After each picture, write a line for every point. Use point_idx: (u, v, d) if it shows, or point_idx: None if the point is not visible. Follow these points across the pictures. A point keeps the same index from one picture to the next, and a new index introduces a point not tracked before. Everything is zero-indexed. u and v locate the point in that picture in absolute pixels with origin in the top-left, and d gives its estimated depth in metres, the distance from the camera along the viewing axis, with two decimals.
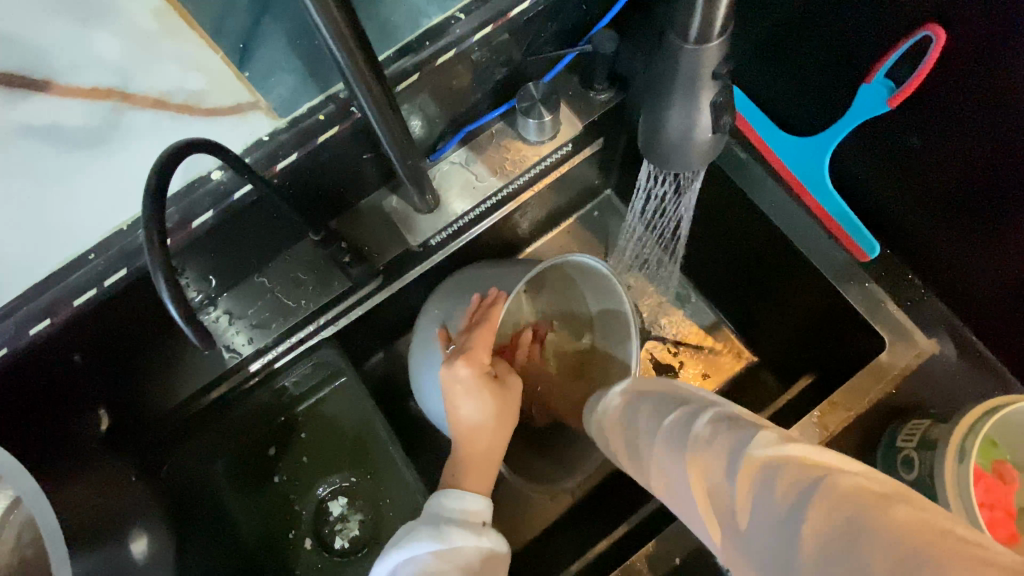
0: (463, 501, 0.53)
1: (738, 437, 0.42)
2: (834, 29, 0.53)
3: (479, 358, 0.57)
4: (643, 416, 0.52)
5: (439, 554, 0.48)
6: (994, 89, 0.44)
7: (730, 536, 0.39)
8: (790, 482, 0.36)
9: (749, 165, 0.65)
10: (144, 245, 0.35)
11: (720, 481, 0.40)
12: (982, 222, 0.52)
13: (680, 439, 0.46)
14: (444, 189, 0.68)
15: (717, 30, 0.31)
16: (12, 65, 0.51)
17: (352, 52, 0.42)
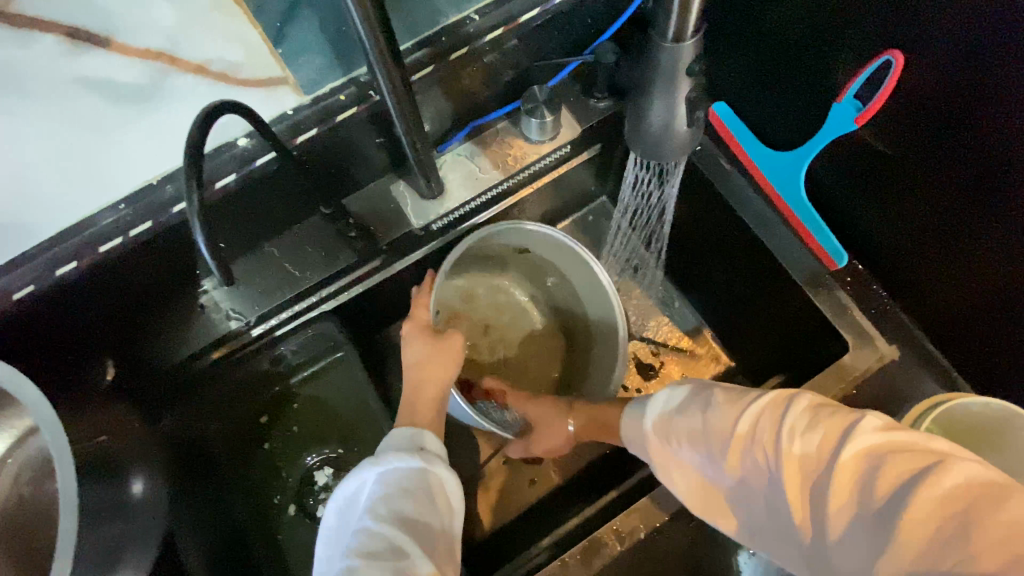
0: (398, 431, 0.53)
1: (840, 424, 0.41)
2: (812, 54, 0.58)
3: (421, 316, 0.65)
4: (719, 397, 0.49)
5: (384, 484, 0.48)
6: (952, 111, 0.50)
7: (817, 534, 0.39)
8: (899, 474, 0.36)
9: (731, 174, 0.70)
10: (183, 190, 0.40)
11: (817, 476, 0.40)
12: (944, 235, 0.57)
13: (771, 428, 0.44)
14: (448, 178, 0.72)
15: (690, 30, 0.36)
16: (82, 23, 0.56)
17: (378, 37, 0.47)
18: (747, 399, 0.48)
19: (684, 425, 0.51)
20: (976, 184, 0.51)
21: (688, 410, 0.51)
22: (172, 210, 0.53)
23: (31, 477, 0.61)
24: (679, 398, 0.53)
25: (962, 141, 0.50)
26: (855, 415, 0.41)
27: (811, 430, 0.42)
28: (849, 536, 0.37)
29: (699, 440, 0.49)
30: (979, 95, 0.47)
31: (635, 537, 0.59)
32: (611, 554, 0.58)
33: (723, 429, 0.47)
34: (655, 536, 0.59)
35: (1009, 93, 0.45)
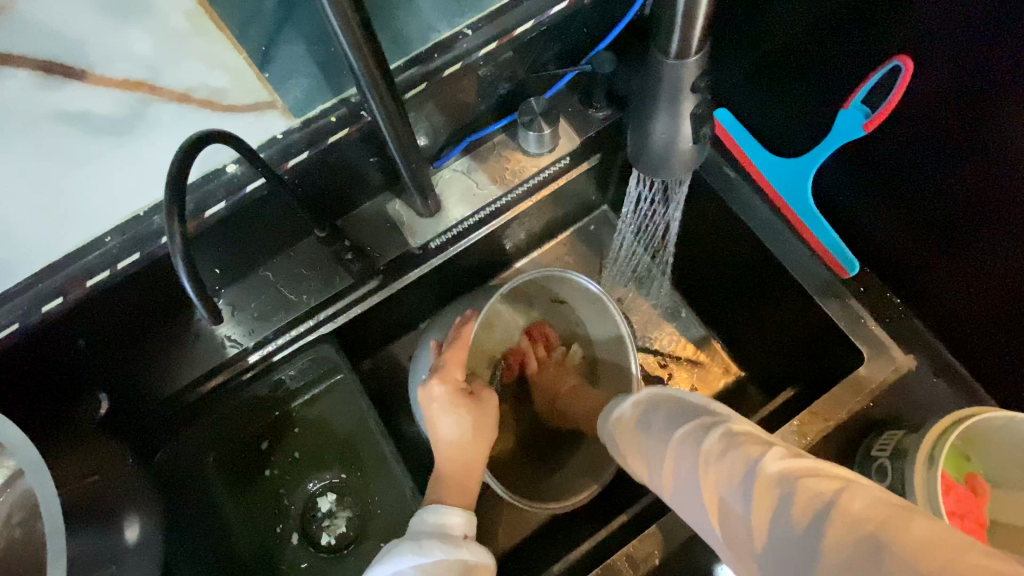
0: (442, 516, 0.55)
1: (751, 449, 0.43)
2: (818, 58, 0.56)
3: (452, 376, 0.64)
4: (657, 419, 0.53)
5: (423, 569, 0.51)
6: (966, 115, 0.47)
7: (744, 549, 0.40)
8: (808, 505, 0.36)
9: (736, 183, 0.69)
10: (167, 227, 0.38)
11: (734, 496, 0.41)
12: (962, 242, 0.54)
13: (693, 454, 0.46)
14: (445, 195, 0.71)
15: (694, 45, 0.34)
16: (53, 54, 0.52)
17: (364, 54, 0.46)
18: (680, 426, 0.50)
19: (639, 437, 0.54)
20: (997, 191, 0.49)
21: (641, 425, 0.54)
22: (158, 242, 0.52)
23: (23, 518, 0.59)
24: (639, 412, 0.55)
25: (967, 148, 0.49)
26: (763, 446, 0.43)
27: (730, 456, 0.43)
28: (764, 561, 0.38)
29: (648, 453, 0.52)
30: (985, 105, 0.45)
31: (649, 564, 0.57)
32: None
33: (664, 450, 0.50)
34: (670, 561, 0.57)
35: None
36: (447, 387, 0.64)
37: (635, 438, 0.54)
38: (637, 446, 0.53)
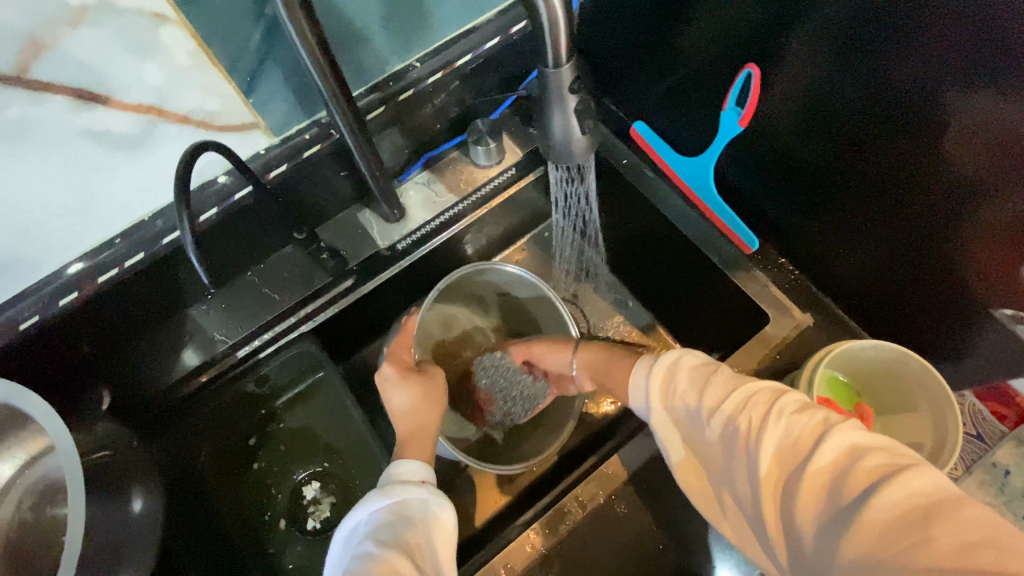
0: (399, 468, 0.63)
1: (817, 429, 0.48)
2: (701, 74, 0.69)
3: (399, 358, 0.75)
4: (711, 380, 0.56)
5: (388, 508, 0.59)
6: (806, 109, 0.60)
7: (784, 509, 0.47)
8: (862, 483, 0.43)
9: (655, 180, 0.82)
10: (178, 219, 0.51)
11: (800, 467, 0.47)
12: (832, 211, 0.66)
13: (759, 423, 0.50)
14: (409, 203, 0.82)
15: (564, 55, 0.46)
16: (76, 82, 0.50)
17: (330, 81, 0.57)
18: (738, 391, 0.54)
19: (686, 388, 0.57)
20: (846, 165, 0.61)
21: (691, 379, 0.58)
22: (162, 242, 0.63)
23: (34, 502, 0.66)
24: (687, 367, 0.59)
25: (814, 134, 0.61)
26: (831, 424, 0.48)
27: (800, 428, 0.49)
28: (809, 528, 0.45)
29: (693, 407, 0.56)
30: (894, 115, 0.53)
31: (595, 503, 0.65)
32: (574, 521, 0.64)
33: (713, 405, 0.54)
34: (612, 499, 0.65)
35: (848, 86, 0.54)
36: (396, 367, 0.74)
37: (682, 390, 0.58)
38: (683, 399, 0.57)
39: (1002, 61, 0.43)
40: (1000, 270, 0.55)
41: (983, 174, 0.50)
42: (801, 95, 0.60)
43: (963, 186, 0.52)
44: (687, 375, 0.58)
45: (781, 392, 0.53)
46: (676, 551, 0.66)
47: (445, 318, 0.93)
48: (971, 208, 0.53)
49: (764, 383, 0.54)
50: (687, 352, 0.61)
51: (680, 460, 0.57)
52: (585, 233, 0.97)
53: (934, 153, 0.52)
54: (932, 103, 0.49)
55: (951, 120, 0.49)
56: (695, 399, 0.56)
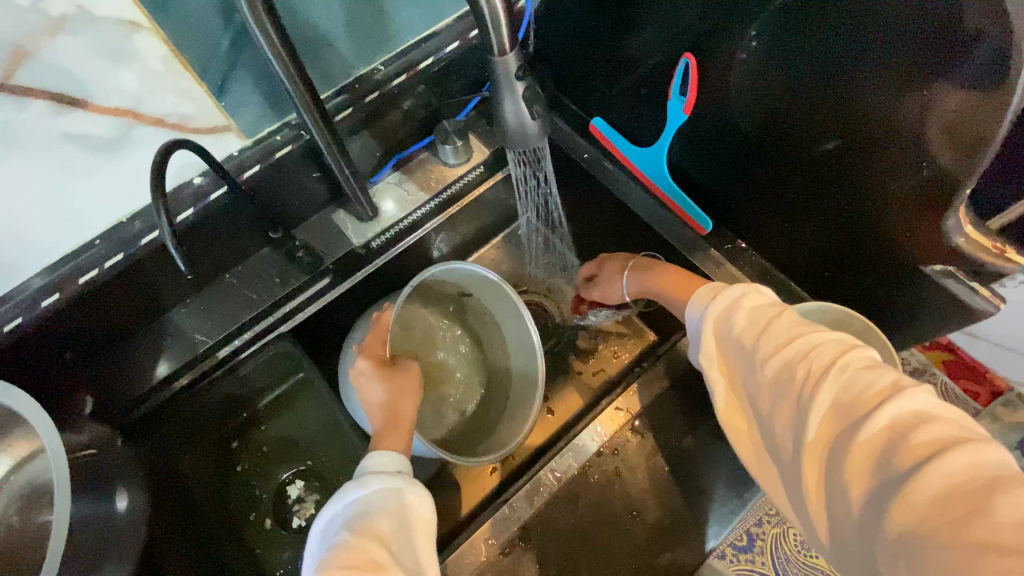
0: (375, 460, 0.64)
1: (879, 393, 0.46)
2: (647, 68, 0.74)
3: (374, 351, 0.75)
4: (777, 329, 0.54)
5: (363, 498, 0.59)
6: (736, 91, 0.66)
7: (827, 469, 0.46)
8: (923, 452, 0.41)
9: (615, 173, 0.87)
10: (156, 215, 0.53)
11: (853, 430, 0.45)
12: (772, 187, 0.71)
13: (819, 378, 0.49)
14: (381, 203, 0.85)
15: (507, 44, 0.50)
16: (56, 87, 0.53)
17: (298, 85, 0.61)
18: (804, 346, 0.51)
19: (745, 329, 0.56)
20: (785, 139, 0.64)
21: (750, 320, 0.57)
22: (141, 242, 0.66)
23: (21, 507, 0.66)
24: (747, 306, 0.58)
25: (750, 112, 0.66)
26: (899, 390, 0.45)
27: (862, 385, 0.47)
28: (848, 491, 0.44)
29: (750, 351, 0.55)
30: (849, 89, 0.55)
31: (569, 474, 0.71)
32: (550, 491, 0.70)
33: (771, 350, 0.53)
34: (586, 470, 0.71)
35: (781, 63, 0.59)
36: (372, 361, 0.74)
37: (738, 334, 0.57)
38: (741, 341, 0.56)
39: (922, 26, 0.46)
40: (921, 236, 0.58)
41: (928, 156, 0.52)
42: (767, 74, 0.61)
43: (909, 165, 0.54)
44: (748, 315, 0.57)
45: (852, 345, 0.51)
46: (649, 518, 0.70)
47: (404, 319, 0.95)
48: (901, 172, 0.55)
49: (833, 335, 0.52)
50: (749, 291, 0.60)
51: (729, 409, 0.57)
52: (547, 219, 1.03)
53: (886, 127, 0.54)
54: (894, 79, 0.51)
55: (885, 86, 0.52)
56: (754, 343, 0.55)
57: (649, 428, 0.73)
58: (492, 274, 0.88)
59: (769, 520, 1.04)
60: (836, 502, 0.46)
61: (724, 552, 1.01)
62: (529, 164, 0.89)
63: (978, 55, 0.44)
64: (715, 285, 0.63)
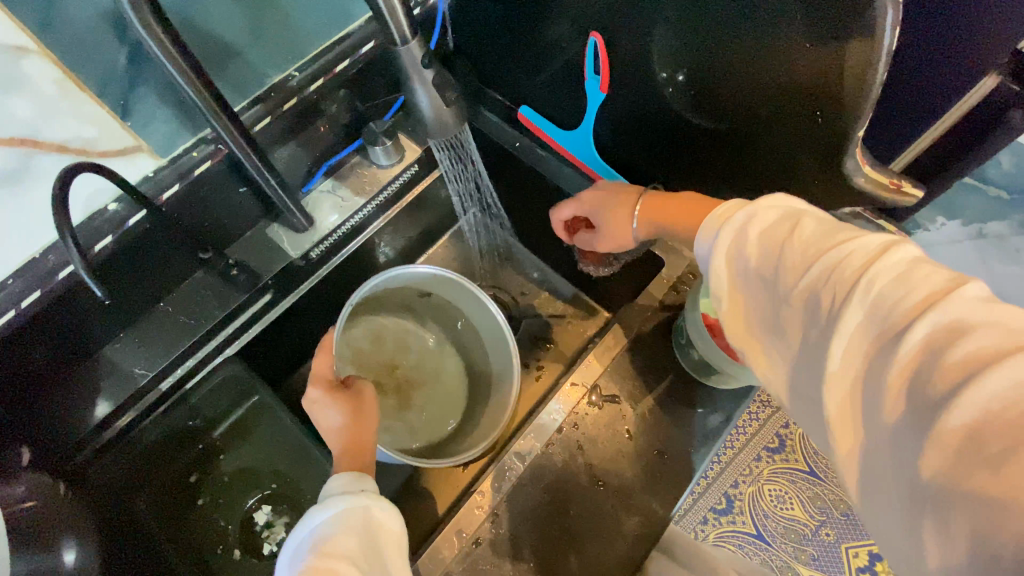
0: (334, 479, 0.59)
1: (903, 308, 0.37)
2: (558, 52, 0.75)
3: (323, 376, 0.73)
4: (790, 246, 0.45)
5: (326, 521, 0.54)
6: (637, 68, 0.67)
7: (856, 416, 0.38)
8: (958, 374, 0.32)
9: (547, 158, 0.90)
10: (67, 245, 0.50)
11: (876, 363, 0.37)
12: (690, 154, 0.73)
13: (833, 299, 0.40)
14: (317, 210, 0.84)
15: (408, 33, 0.52)
16: None
17: (209, 99, 0.59)
18: (819, 262, 0.42)
19: (757, 253, 0.48)
20: (695, 106, 0.66)
21: (762, 241, 0.48)
22: (59, 276, 0.62)
23: None
24: (757, 225, 0.49)
25: (653, 87, 0.68)
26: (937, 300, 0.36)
27: (893, 298, 0.37)
28: (875, 441, 0.36)
29: (767, 275, 0.46)
30: (740, 51, 0.56)
31: (533, 454, 0.73)
32: (516, 476, 0.71)
33: (785, 275, 0.44)
34: (548, 448, 0.73)
35: (673, 37, 0.61)
36: (322, 389, 0.71)
37: (749, 259, 0.48)
38: (754, 269, 0.47)
39: None
40: (829, 182, 0.62)
41: (818, 105, 0.55)
42: (659, 48, 0.63)
43: (803, 116, 0.57)
44: (759, 235, 0.48)
45: (887, 247, 0.40)
46: (615, 485, 0.72)
47: (371, 329, 0.97)
48: (812, 123, 0.57)
49: (863, 239, 0.42)
50: (759, 207, 0.51)
51: (755, 358, 0.48)
52: (484, 208, 1.05)
53: (789, 82, 0.55)
54: (786, 34, 0.52)
55: (780, 44, 0.53)
56: (772, 267, 0.46)
57: (606, 398, 0.75)
58: (432, 269, 0.86)
59: (744, 479, 1.07)
60: (867, 463, 0.37)
61: (705, 517, 1.05)
62: (454, 149, 0.90)
63: (866, 22, 0.46)
64: (727, 208, 0.54)
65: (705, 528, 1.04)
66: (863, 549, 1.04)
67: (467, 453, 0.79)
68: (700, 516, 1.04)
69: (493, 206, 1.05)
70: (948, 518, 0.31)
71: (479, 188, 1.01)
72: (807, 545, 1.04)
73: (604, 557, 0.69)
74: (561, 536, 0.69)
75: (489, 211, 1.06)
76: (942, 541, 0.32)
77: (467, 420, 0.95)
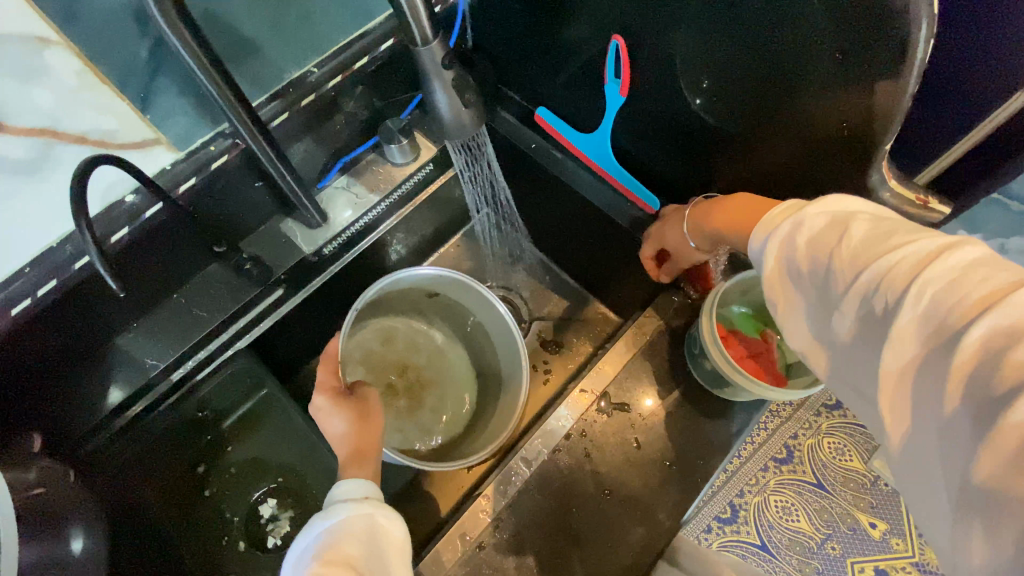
0: (338, 488, 0.59)
1: (960, 309, 0.35)
2: (579, 54, 0.74)
3: (327, 385, 0.72)
4: (841, 245, 0.43)
5: (330, 528, 0.54)
6: (660, 74, 0.66)
7: (912, 421, 0.36)
8: (1022, 376, 0.31)
9: (563, 161, 0.89)
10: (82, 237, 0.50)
11: (931, 364, 0.35)
12: (710, 164, 0.72)
13: (886, 299, 0.38)
14: (331, 206, 0.84)
15: (429, 34, 0.51)
16: None
17: (227, 95, 0.58)
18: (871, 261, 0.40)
19: (807, 255, 0.46)
20: (719, 114, 0.64)
21: (813, 242, 0.46)
22: (74, 266, 0.63)
23: None
24: (808, 228, 0.47)
25: (674, 94, 0.67)
26: (1000, 300, 0.33)
27: (952, 299, 0.36)
28: (930, 446, 0.35)
29: (818, 276, 0.45)
30: (770, 58, 0.55)
31: (540, 459, 0.72)
32: (522, 480, 0.71)
33: (837, 276, 0.43)
34: (555, 454, 0.72)
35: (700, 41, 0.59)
36: (328, 395, 0.71)
37: (800, 260, 0.46)
38: (806, 271, 0.46)
39: None
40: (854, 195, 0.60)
41: (847, 118, 0.53)
42: (685, 52, 0.61)
43: (830, 130, 0.55)
44: (810, 236, 0.46)
45: (948, 245, 0.38)
46: (622, 493, 0.71)
47: (381, 332, 0.98)
48: (839, 137, 0.55)
49: (921, 237, 0.40)
50: (811, 207, 0.48)
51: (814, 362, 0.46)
52: (498, 209, 1.05)
53: (816, 93, 0.53)
54: (817, 42, 0.50)
55: (812, 53, 0.51)
56: (821, 268, 0.44)
57: (616, 406, 0.75)
58: (435, 271, 0.86)
59: (750, 489, 1.05)
60: (922, 469, 0.36)
61: (709, 525, 1.03)
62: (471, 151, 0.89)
63: (903, 32, 0.44)
64: (779, 208, 0.52)
65: (708, 536, 1.03)
66: (869, 564, 1.02)
67: (476, 455, 0.78)
68: (704, 524, 1.03)
69: (507, 207, 1.04)
70: (999, 525, 0.31)
71: (492, 188, 1.00)
72: (811, 558, 1.03)
73: (609, 565, 0.68)
74: (565, 545, 0.69)
75: (502, 212, 1.06)
76: (991, 543, 0.31)
77: (473, 422, 0.95)
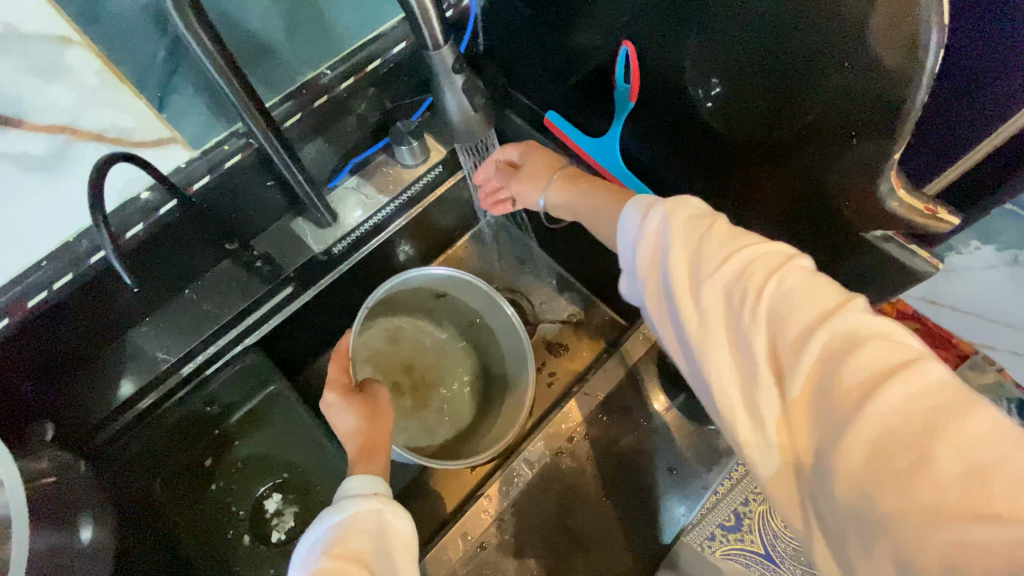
0: (347, 483, 0.60)
1: (808, 318, 0.40)
2: (590, 59, 0.74)
3: (338, 382, 0.73)
4: (706, 244, 0.46)
5: (339, 522, 0.55)
6: (669, 79, 0.67)
7: (775, 431, 0.40)
8: (861, 392, 0.36)
9: (571, 165, 0.89)
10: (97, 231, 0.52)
11: (787, 371, 0.39)
12: (720, 170, 0.72)
13: (752, 305, 0.42)
14: (341, 206, 0.85)
15: (440, 39, 0.52)
16: None
17: (241, 95, 0.60)
18: (736, 265, 0.44)
19: (678, 248, 0.47)
20: (727, 120, 0.64)
21: (682, 237, 0.48)
22: (92, 259, 0.64)
23: None
24: (679, 217, 0.49)
25: (683, 99, 0.67)
26: (836, 312, 0.39)
27: (800, 308, 0.40)
28: (794, 456, 0.39)
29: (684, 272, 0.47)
30: (778, 66, 0.55)
31: (542, 462, 0.72)
32: (524, 481, 0.71)
33: (705, 275, 0.45)
34: (558, 457, 0.73)
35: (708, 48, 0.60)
36: (338, 393, 0.72)
37: (670, 254, 0.48)
38: (674, 264, 0.47)
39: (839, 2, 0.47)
40: (864, 205, 0.59)
41: (855, 125, 0.53)
42: (693, 60, 0.62)
43: (840, 137, 0.55)
44: (679, 230, 0.48)
45: (790, 258, 0.43)
46: (624, 498, 0.71)
47: (388, 331, 0.98)
48: (847, 146, 0.55)
49: (770, 244, 0.44)
50: (678, 202, 0.51)
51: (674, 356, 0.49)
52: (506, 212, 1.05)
53: (825, 100, 0.53)
54: (823, 51, 0.50)
55: (820, 60, 0.51)
56: (690, 265, 0.46)
57: (619, 410, 0.75)
58: (445, 271, 0.88)
59: (755, 498, 1.04)
60: (787, 476, 0.40)
61: (713, 533, 1.02)
62: (481, 153, 0.90)
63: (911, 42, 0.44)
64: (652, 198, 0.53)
65: (712, 544, 1.02)
66: None
67: (484, 454, 0.78)
68: (708, 532, 1.02)
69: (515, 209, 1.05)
70: (870, 541, 0.34)
71: None
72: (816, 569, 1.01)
73: None
74: (565, 548, 0.69)
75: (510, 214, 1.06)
76: (863, 553, 0.35)
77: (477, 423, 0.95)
